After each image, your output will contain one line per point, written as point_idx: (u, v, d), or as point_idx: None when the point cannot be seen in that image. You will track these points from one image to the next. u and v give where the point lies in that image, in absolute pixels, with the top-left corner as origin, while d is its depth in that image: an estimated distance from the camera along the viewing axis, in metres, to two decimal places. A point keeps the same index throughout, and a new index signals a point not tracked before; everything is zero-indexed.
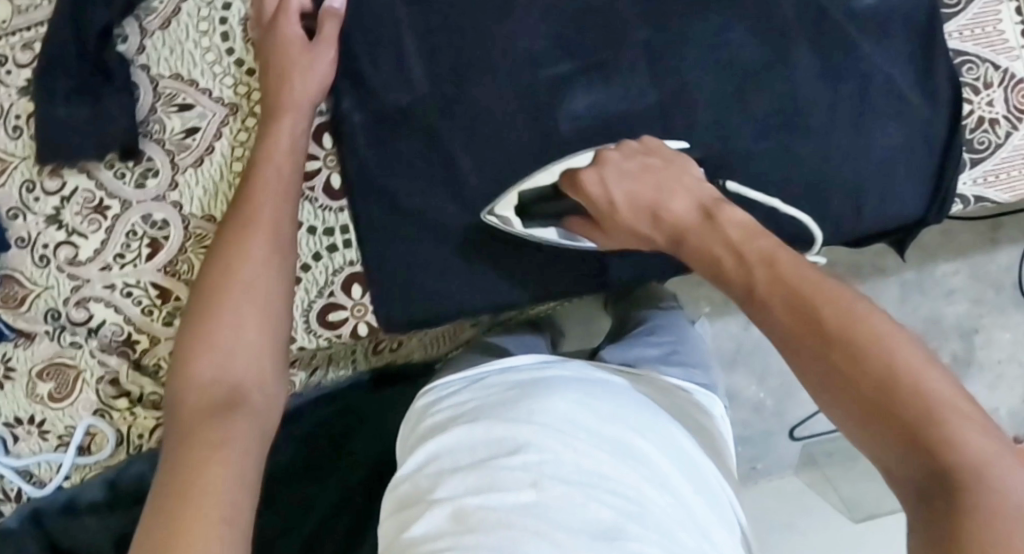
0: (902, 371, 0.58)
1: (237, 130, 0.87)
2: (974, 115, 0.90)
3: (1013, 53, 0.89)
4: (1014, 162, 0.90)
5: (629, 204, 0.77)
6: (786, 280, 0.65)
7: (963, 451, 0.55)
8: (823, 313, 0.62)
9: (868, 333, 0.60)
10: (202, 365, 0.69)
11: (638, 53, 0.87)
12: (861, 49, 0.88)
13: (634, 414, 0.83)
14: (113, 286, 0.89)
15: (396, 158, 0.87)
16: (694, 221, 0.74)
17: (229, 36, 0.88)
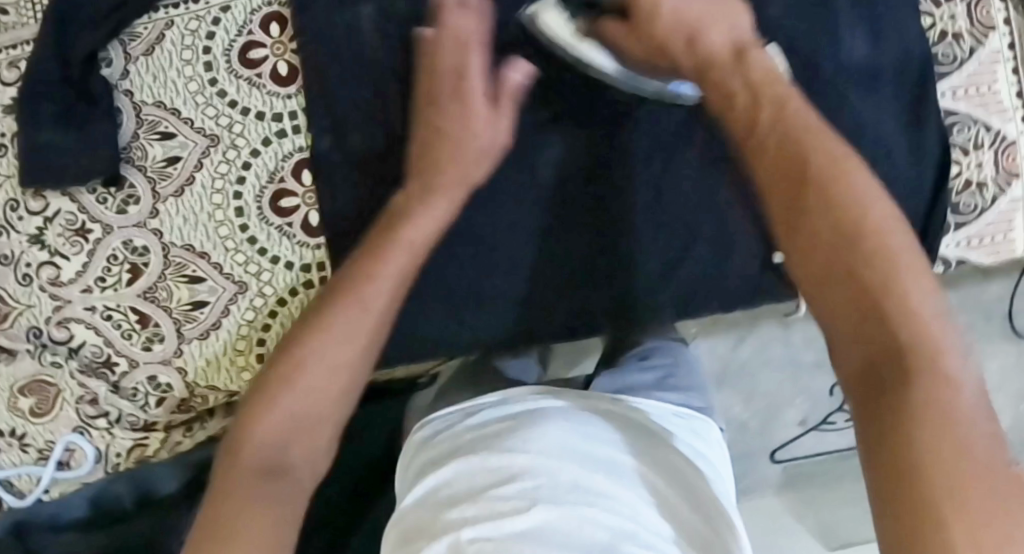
0: (896, 277, 0.61)
1: (218, 162, 0.88)
2: (962, 177, 0.88)
3: (1006, 114, 0.88)
4: (999, 226, 0.89)
5: (675, 16, 0.74)
6: (796, 138, 0.67)
7: (917, 344, 0.59)
8: (813, 204, 0.64)
9: (868, 217, 0.63)
10: (271, 431, 0.72)
11: None
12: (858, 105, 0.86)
13: (632, 441, 0.82)
14: (94, 308, 0.90)
15: (374, 197, 0.87)
16: (724, 57, 0.72)
17: (212, 66, 0.87)
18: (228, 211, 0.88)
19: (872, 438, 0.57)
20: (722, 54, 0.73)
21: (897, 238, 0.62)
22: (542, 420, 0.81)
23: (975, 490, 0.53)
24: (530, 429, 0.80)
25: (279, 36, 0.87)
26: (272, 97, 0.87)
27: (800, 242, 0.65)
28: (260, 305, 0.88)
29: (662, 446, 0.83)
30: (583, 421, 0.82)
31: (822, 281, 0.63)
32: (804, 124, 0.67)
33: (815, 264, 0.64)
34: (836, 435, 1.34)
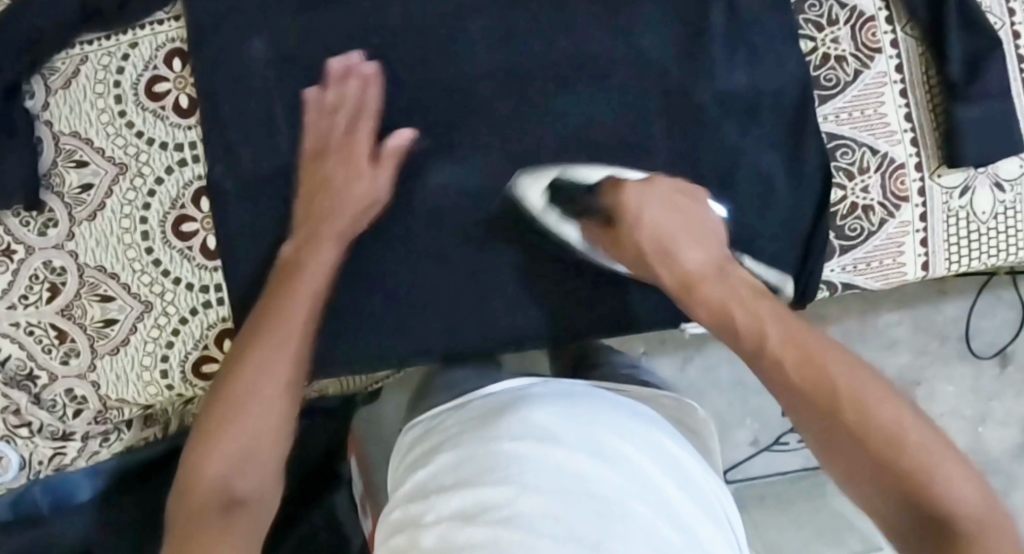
0: (923, 457, 0.65)
1: (126, 190, 0.93)
2: (847, 201, 0.87)
3: (893, 137, 0.87)
4: (887, 250, 0.88)
5: (653, 227, 0.81)
6: (816, 361, 0.71)
7: (957, 512, 0.63)
8: (882, 450, 0.66)
9: (903, 429, 0.67)
10: (218, 455, 0.75)
11: (495, 128, 0.90)
12: (732, 130, 0.88)
13: (618, 421, 0.80)
14: (17, 324, 0.96)
15: (267, 223, 0.92)
16: (706, 273, 0.80)
17: (121, 98, 0.92)
18: (135, 234, 0.93)
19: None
20: (702, 268, 0.80)
21: (923, 431, 0.67)
22: (526, 408, 0.80)
23: None
24: (516, 416, 0.79)
25: (181, 71, 0.92)
26: (174, 128, 0.92)
27: (853, 459, 0.68)
28: (164, 323, 0.94)
29: (646, 424, 0.82)
30: (570, 409, 0.80)
31: (846, 444, 0.68)
32: (837, 361, 0.70)
33: (879, 464, 0.66)
34: (787, 455, 1.35)
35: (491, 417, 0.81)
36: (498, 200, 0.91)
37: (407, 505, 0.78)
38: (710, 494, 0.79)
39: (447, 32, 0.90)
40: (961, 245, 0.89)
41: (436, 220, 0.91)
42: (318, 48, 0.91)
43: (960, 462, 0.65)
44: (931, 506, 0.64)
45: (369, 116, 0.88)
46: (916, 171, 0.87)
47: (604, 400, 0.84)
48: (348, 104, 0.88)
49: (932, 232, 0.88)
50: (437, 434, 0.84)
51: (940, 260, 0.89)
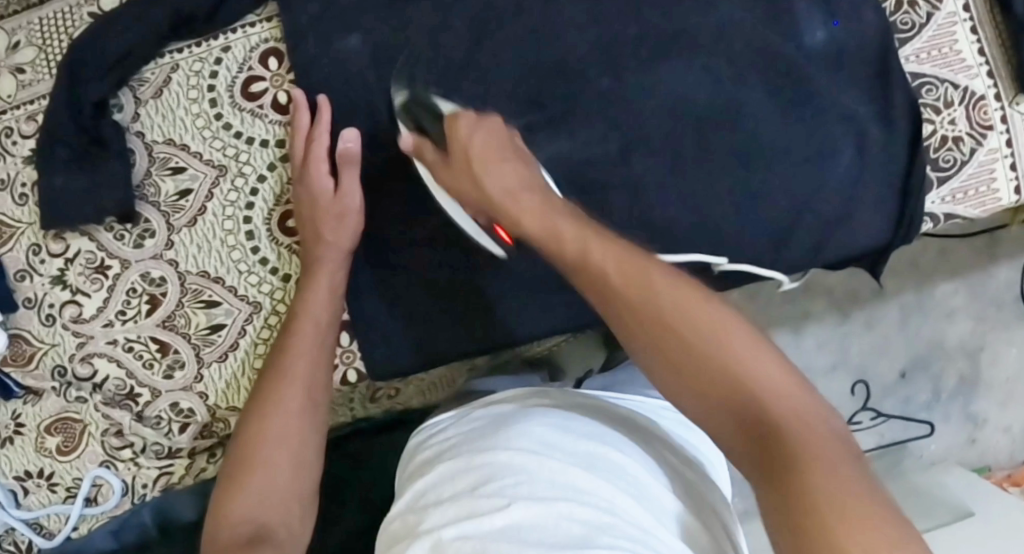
0: (726, 353, 0.60)
1: (228, 191, 0.92)
2: (938, 134, 0.91)
3: (972, 71, 0.91)
4: (981, 178, 0.92)
5: (465, 146, 0.79)
6: (655, 286, 0.64)
7: (800, 446, 0.57)
8: (672, 346, 0.62)
9: (753, 372, 0.59)
10: (239, 502, 0.79)
11: (596, 97, 0.90)
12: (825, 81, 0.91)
13: (608, 432, 0.82)
14: (115, 342, 0.93)
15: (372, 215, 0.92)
16: (519, 192, 0.75)
17: (216, 101, 0.93)
18: (239, 235, 0.92)
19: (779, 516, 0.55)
20: (515, 189, 0.75)
21: (772, 359, 0.60)
22: (529, 422, 0.82)
23: None
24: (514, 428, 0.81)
25: (278, 69, 0.92)
26: (273, 125, 0.92)
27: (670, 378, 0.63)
28: (274, 323, 0.92)
29: (642, 433, 0.84)
30: (567, 422, 0.82)
31: (694, 387, 0.61)
32: (660, 275, 0.65)
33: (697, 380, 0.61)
34: (861, 434, 1.42)
35: (488, 430, 0.83)
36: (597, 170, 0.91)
37: (404, 514, 0.79)
38: (709, 500, 0.79)
39: (538, 14, 0.91)
40: None
41: None
42: (410, 37, 0.91)
43: (782, 365, 0.60)
44: (778, 441, 0.57)
45: (314, 145, 0.89)
46: (997, 101, 0.91)
47: (592, 413, 0.86)
48: (306, 134, 0.89)
49: (1020, 156, 0.92)
50: (439, 445, 0.87)
51: None
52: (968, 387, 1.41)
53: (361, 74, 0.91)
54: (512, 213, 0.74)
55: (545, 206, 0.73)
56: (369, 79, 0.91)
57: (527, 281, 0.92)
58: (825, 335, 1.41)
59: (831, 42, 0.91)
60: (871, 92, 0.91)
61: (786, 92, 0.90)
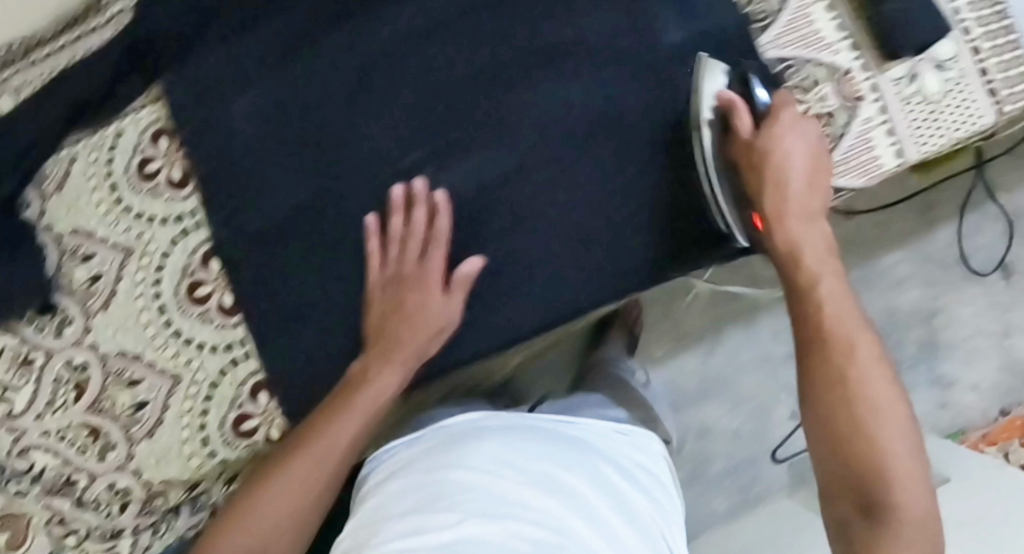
0: (854, 387, 0.75)
1: (136, 271, 0.95)
2: (811, 112, 0.93)
3: (832, 49, 0.94)
4: (859, 148, 0.93)
5: (783, 158, 0.84)
6: (827, 326, 0.78)
7: (903, 488, 0.72)
8: (834, 355, 0.77)
9: (903, 425, 0.74)
10: (239, 543, 0.81)
11: (477, 126, 0.94)
12: (698, 76, 0.92)
13: (559, 452, 0.87)
14: (48, 433, 0.95)
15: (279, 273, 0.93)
16: (799, 193, 0.84)
17: (116, 186, 0.95)
18: (152, 311, 0.94)
19: (851, 527, 0.73)
20: (782, 202, 0.83)
21: (891, 395, 0.75)
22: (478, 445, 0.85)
23: None
24: (470, 447, 0.86)
25: (170, 148, 0.95)
26: (171, 203, 0.95)
27: (812, 393, 0.77)
28: (195, 392, 0.93)
29: (592, 459, 0.89)
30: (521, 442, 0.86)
31: (826, 406, 0.76)
32: (853, 327, 0.78)
33: (815, 401, 0.77)
34: None
35: (438, 456, 0.86)
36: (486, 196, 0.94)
37: (354, 534, 0.82)
38: (653, 529, 0.84)
39: (410, 55, 0.94)
40: (924, 127, 0.94)
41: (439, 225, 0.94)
42: (294, 98, 0.95)
43: (904, 410, 0.75)
44: (875, 477, 0.73)
45: (434, 237, 0.89)
46: (863, 72, 0.94)
47: (551, 431, 0.91)
48: (397, 233, 0.90)
49: (895, 120, 0.94)
50: (390, 466, 0.91)
51: (911, 145, 0.94)
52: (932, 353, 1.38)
53: (253, 140, 0.95)
54: (775, 214, 0.84)
55: (805, 226, 0.83)
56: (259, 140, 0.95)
57: None
58: (778, 326, 1.40)
59: (694, 38, 0.93)
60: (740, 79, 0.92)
61: (654, 97, 0.93)
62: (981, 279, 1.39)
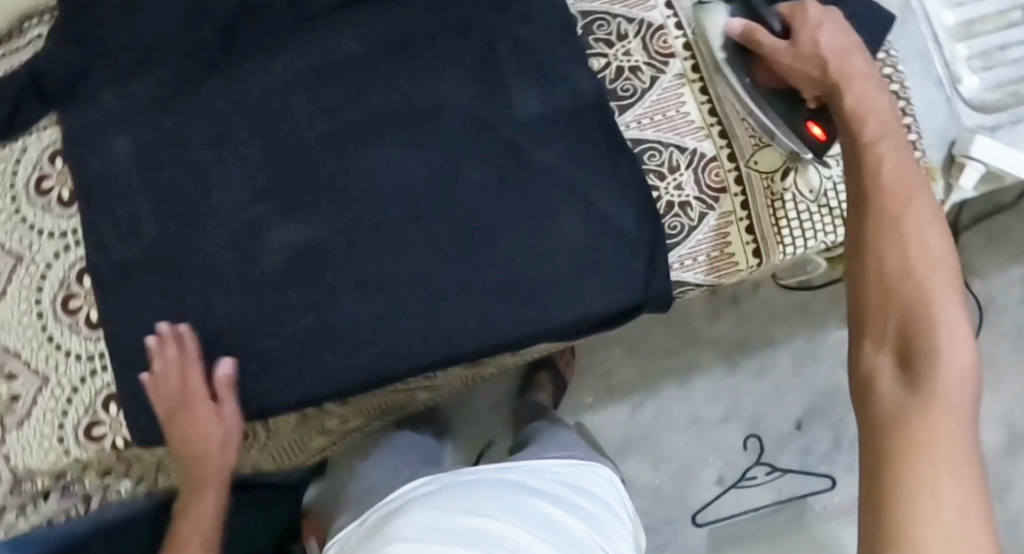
0: (920, 315, 0.70)
1: (23, 277, 1.02)
2: (663, 201, 0.90)
3: (699, 134, 0.89)
4: (711, 242, 0.89)
5: (826, 48, 0.80)
6: (893, 259, 0.73)
7: (947, 416, 0.66)
8: (869, 271, 0.73)
9: (926, 359, 0.68)
10: None
11: (325, 183, 0.95)
12: (545, 155, 0.91)
13: (488, 503, 0.92)
14: None
15: (136, 300, 0.97)
16: (853, 86, 0.79)
17: (16, 197, 1.02)
18: (32, 315, 1.01)
19: (879, 408, 0.68)
20: (858, 82, 0.79)
21: (925, 342, 0.69)
22: (412, 509, 0.90)
23: (951, 528, 0.61)
24: (395, 524, 0.88)
25: (63, 168, 1.01)
26: (58, 218, 1.01)
27: (857, 301, 0.74)
28: (59, 393, 1.01)
29: (525, 498, 0.95)
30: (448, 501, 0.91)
31: (876, 329, 0.72)
32: (935, 275, 0.71)
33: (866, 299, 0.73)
34: (757, 489, 1.36)
35: (378, 526, 0.91)
36: (329, 250, 0.94)
37: None
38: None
39: (274, 105, 0.96)
40: (792, 228, 0.89)
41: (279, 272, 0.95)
42: (167, 134, 0.97)
43: (968, 345, 0.68)
44: (930, 400, 0.66)
45: (195, 380, 0.95)
46: (729, 161, 0.89)
47: (475, 489, 0.95)
48: (161, 373, 0.94)
49: (757, 219, 0.89)
50: None
51: (772, 245, 0.89)
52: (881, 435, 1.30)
53: (125, 170, 0.98)
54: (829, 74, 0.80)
55: (889, 124, 0.77)
56: (132, 170, 0.98)
57: (266, 358, 0.95)
58: (712, 388, 1.37)
59: (543, 115, 0.92)
60: (589, 160, 0.90)
61: (504, 169, 0.92)
62: None
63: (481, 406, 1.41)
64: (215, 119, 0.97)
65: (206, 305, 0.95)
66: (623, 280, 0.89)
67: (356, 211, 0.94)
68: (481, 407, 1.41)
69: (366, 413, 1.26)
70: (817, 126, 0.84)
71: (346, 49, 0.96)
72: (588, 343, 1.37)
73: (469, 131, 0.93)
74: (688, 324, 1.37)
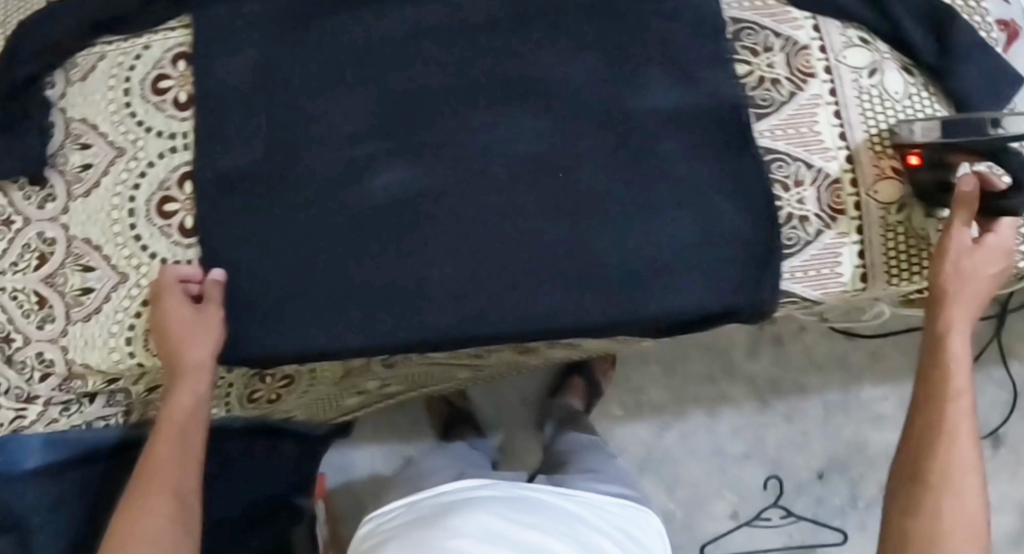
0: (945, 473, 0.85)
1: (120, 170, 1.00)
2: (784, 211, 0.92)
3: (828, 154, 0.92)
4: (824, 260, 0.91)
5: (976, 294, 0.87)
6: (938, 431, 0.87)
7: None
8: (932, 444, 0.87)
9: (940, 516, 0.84)
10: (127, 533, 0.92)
11: (445, 135, 0.97)
12: (671, 144, 0.93)
13: (542, 506, 1.11)
14: (3, 289, 1.03)
15: (237, 215, 0.97)
16: (971, 270, 0.87)
17: (129, 91, 1.01)
18: (122, 211, 1.00)
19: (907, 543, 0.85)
20: (978, 269, 0.87)
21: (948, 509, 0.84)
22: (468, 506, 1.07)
23: None
24: (462, 512, 1.07)
25: (184, 71, 1.00)
26: (170, 120, 0.99)
27: (904, 496, 0.87)
28: (135, 294, 0.99)
29: (571, 522, 1.10)
30: (506, 508, 1.07)
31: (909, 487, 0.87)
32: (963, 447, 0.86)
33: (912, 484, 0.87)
34: (769, 530, 1.35)
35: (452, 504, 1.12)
36: (445, 199, 0.96)
37: (370, 539, 1.12)
38: None
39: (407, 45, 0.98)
40: (900, 262, 0.91)
41: (390, 209, 0.97)
42: (296, 59, 0.98)
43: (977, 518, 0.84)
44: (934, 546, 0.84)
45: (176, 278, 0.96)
46: (852, 186, 0.91)
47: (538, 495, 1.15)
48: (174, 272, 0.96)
49: (869, 245, 0.91)
50: (400, 516, 1.14)
51: (879, 274, 0.91)
52: None
53: (249, 85, 0.98)
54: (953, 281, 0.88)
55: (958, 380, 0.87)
56: (257, 86, 0.98)
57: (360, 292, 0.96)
58: (741, 423, 1.36)
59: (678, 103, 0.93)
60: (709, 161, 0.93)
61: (627, 152, 0.94)
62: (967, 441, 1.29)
63: (515, 391, 1.41)
64: (350, 57, 0.98)
65: (309, 235, 0.97)
66: (722, 281, 0.92)
67: (476, 172, 0.96)
68: (514, 391, 1.41)
69: (410, 377, 1.25)
70: (915, 157, 0.89)
71: (490, 6, 0.97)
72: (628, 356, 1.39)
73: (599, 108, 0.95)
74: (728, 357, 1.37)
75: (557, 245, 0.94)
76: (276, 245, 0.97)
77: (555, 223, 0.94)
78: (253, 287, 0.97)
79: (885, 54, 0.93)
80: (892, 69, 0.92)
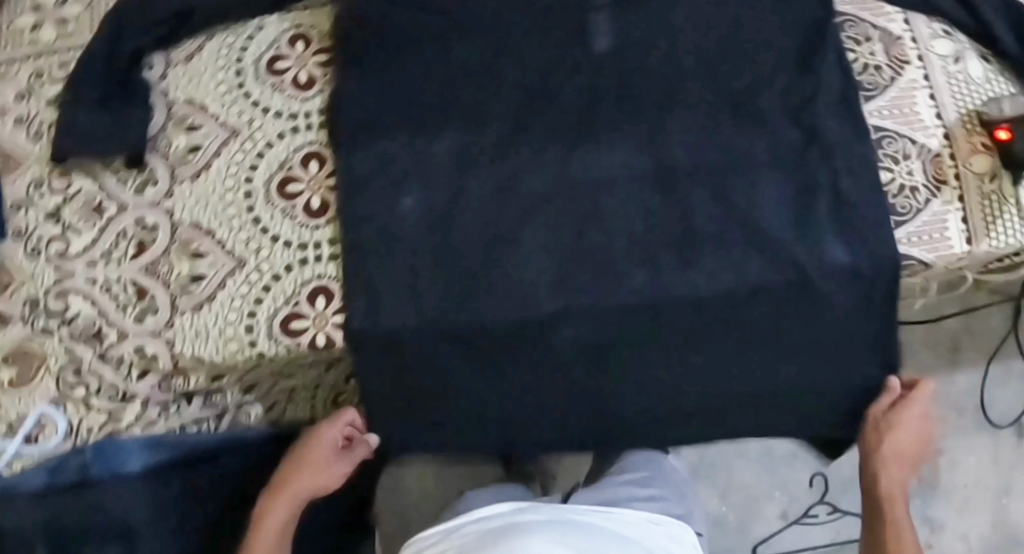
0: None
1: (234, 151, 0.96)
2: (896, 182, 0.99)
3: (929, 131, 1.00)
4: (934, 225, 0.99)
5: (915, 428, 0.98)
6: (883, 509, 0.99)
7: None
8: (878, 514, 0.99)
9: None
10: None
11: (585, 92, 0.93)
12: (822, 107, 0.92)
13: (596, 534, 0.97)
14: (95, 281, 0.94)
15: (364, 188, 0.92)
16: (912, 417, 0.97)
17: (241, 72, 0.97)
18: (238, 193, 0.95)
19: None
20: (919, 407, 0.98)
21: None
22: (520, 531, 0.94)
23: None
24: (513, 541, 0.93)
25: (304, 51, 0.98)
26: (290, 99, 0.97)
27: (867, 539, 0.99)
28: (255, 279, 0.93)
29: (626, 545, 0.98)
30: (559, 532, 0.95)
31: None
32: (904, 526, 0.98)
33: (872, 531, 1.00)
34: (817, 528, 1.37)
35: (494, 535, 0.96)
36: (585, 161, 0.92)
37: None
38: None
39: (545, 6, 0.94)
40: (1000, 225, 0.99)
41: (529, 170, 0.92)
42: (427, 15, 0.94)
43: None
44: None
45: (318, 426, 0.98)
46: (951, 159, 1.00)
47: (583, 522, 0.99)
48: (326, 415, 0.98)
49: (970, 211, 0.99)
50: (440, 545, 1.00)
51: (982, 237, 0.99)
52: (930, 490, 1.35)
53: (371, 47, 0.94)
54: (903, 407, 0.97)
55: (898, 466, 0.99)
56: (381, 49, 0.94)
57: (502, 260, 0.90)
58: None
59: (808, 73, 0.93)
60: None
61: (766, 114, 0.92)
62: (995, 431, 1.36)
63: None
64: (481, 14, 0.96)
65: (436, 204, 0.91)
66: None
67: (617, 129, 0.92)
68: None
69: None
70: (1003, 131, 0.98)
71: None
72: None
73: (739, 63, 0.93)
74: None
75: (711, 200, 0.91)
76: (406, 213, 0.91)
77: (699, 182, 0.91)
78: (386, 252, 0.91)
79: (965, 45, 1.03)
80: (973, 59, 1.03)
